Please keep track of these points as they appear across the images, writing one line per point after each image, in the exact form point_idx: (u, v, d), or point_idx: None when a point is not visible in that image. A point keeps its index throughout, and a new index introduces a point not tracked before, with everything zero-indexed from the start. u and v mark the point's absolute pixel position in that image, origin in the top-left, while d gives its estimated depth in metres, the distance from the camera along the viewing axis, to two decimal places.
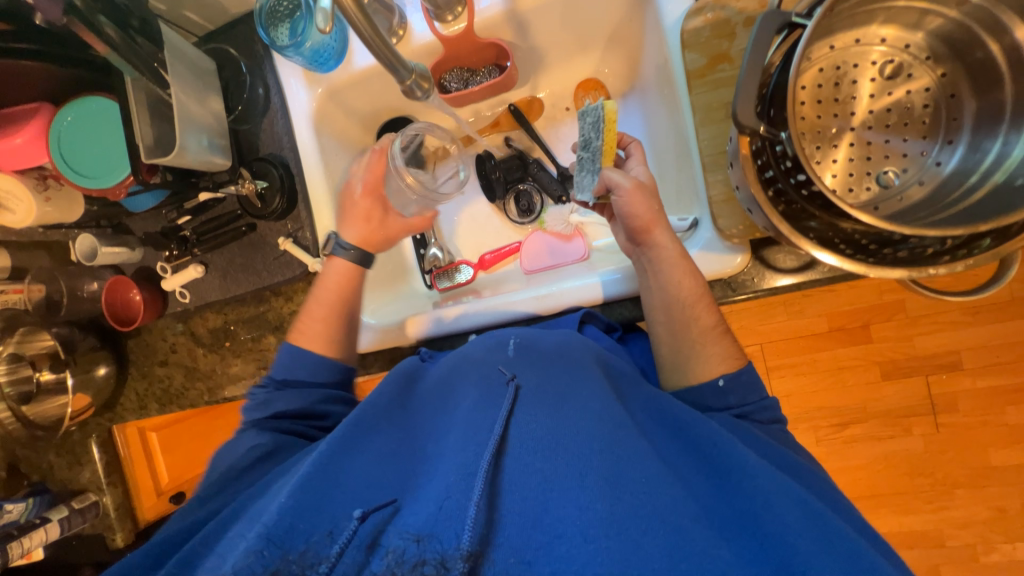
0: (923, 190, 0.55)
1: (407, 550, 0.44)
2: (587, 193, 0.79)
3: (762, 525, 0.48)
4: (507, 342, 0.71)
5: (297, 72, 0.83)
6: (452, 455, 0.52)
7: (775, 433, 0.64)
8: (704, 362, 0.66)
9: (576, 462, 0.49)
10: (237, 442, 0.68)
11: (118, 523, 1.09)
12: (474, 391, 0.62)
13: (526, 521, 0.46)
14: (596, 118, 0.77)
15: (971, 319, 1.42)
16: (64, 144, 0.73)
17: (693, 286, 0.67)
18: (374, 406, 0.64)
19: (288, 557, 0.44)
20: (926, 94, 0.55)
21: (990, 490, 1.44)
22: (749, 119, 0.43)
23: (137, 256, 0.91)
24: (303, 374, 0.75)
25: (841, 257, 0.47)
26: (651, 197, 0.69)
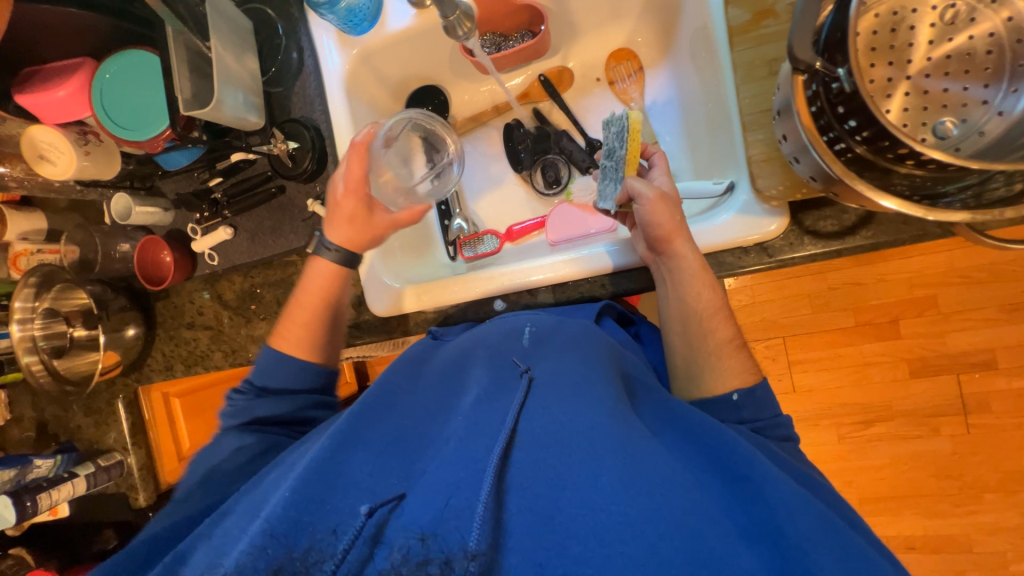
0: (985, 138, 0.49)
1: (411, 549, 0.44)
2: (610, 202, 0.78)
3: (784, 536, 0.44)
4: (522, 330, 0.71)
5: (330, 32, 0.84)
6: (457, 446, 0.52)
7: (785, 450, 0.62)
8: (718, 376, 0.65)
9: (588, 460, 0.48)
10: (218, 444, 0.67)
11: (141, 483, 1.06)
12: (485, 376, 0.62)
13: (536, 519, 0.45)
14: (621, 126, 0.78)
15: (1007, 316, 1.36)
16: (107, 97, 0.75)
17: (710, 300, 0.67)
18: (382, 393, 0.63)
19: (292, 554, 0.43)
20: (989, 39, 0.49)
21: (1021, 496, 1.38)
22: (806, 52, 0.43)
23: (169, 218, 0.92)
24: (291, 380, 0.71)
25: (902, 203, 0.46)
26: (674, 207, 0.68)
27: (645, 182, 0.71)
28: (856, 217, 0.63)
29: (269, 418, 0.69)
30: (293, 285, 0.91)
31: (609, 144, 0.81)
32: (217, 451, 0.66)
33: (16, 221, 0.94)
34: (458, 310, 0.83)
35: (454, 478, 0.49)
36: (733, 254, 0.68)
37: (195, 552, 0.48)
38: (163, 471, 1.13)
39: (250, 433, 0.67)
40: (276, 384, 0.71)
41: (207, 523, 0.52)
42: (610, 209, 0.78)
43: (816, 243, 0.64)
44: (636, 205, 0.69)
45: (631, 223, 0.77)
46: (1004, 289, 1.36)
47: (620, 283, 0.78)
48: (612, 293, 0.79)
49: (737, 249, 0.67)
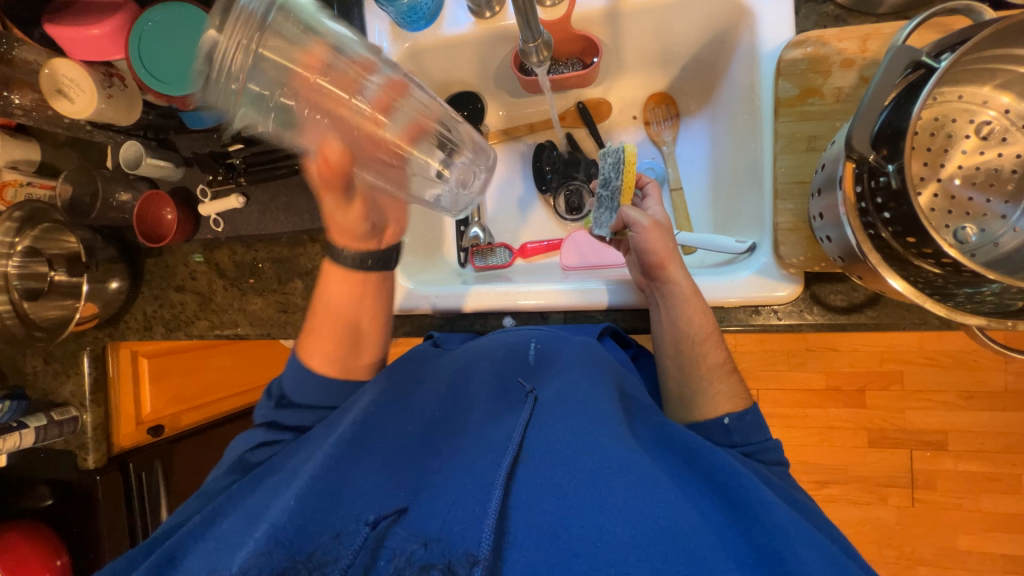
0: (999, 250, 0.52)
1: (415, 553, 0.46)
2: (604, 229, 0.81)
3: (779, 554, 0.45)
4: (528, 345, 0.71)
5: (384, 23, 0.83)
6: (466, 461, 0.55)
7: (777, 473, 0.63)
8: (710, 399, 0.67)
9: (592, 484, 0.48)
10: (235, 444, 0.69)
11: (94, 444, 1.03)
12: (488, 397, 0.65)
13: (545, 536, 0.46)
14: (616, 159, 0.79)
15: (962, 402, 1.45)
16: (145, 45, 0.72)
17: (702, 325, 0.68)
18: (380, 405, 0.63)
19: (295, 557, 0.45)
20: (1017, 160, 0.53)
21: (951, 571, 1.46)
22: (863, 143, 0.45)
23: (178, 175, 0.90)
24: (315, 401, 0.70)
25: (909, 287, 0.49)
26: (668, 236, 0.71)
27: (640, 212, 0.74)
28: (865, 296, 0.66)
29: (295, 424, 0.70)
30: (297, 267, 0.90)
31: (605, 173, 0.82)
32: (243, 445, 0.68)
33: (8, 149, 0.88)
34: (465, 317, 0.82)
35: (458, 494, 0.51)
36: (743, 311, 0.70)
37: (203, 541, 0.49)
38: (118, 433, 1.08)
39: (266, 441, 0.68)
40: (300, 399, 0.70)
41: (197, 523, 0.52)
42: (605, 235, 0.82)
43: (824, 313, 0.67)
44: (631, 232, 0.72)
45: (625, 250, 0.81)
46: (964, 378, 1.44)
47: (631, 321, 0.79)
48: (607, 319, 0.78)
49: (747, 307, 0.69)
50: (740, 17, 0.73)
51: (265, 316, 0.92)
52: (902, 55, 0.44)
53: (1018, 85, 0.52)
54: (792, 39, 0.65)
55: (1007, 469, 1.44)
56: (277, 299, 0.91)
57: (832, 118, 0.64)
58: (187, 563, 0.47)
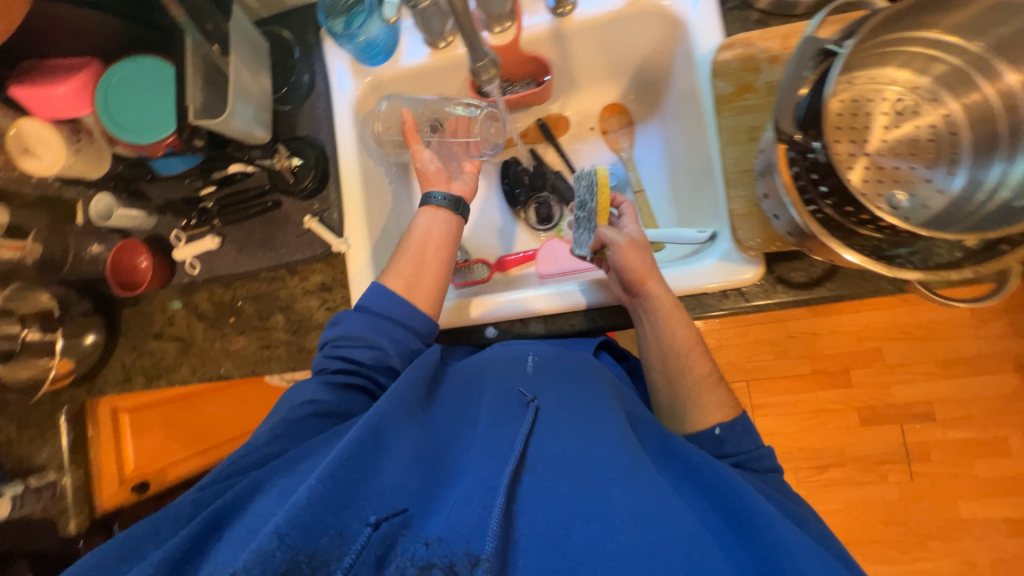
0: (929, 211, 0.56)
1: (417, 553, 0.47)
2: (584, 248, 0.82)
3: (779, 564, 0.47)
4: (527, 358, 0.70)
5: (345, 61, 0.87)
6: (474, 468, 0.54)
7: (771, 480, 0.66)
8: (702, 412, 0.70)
9: (595, 494, 0.50)
10: (298, 389, 0.70)
11: (74, 507, 0.99)
12: (493, 404, 0.62)
13: (547, 542, 0.47)
14: (590, 182, 0.84)
15: (942, 370, 1.49)
16: (110, 98, 0.74)
17: (685, 336, 0.71)
18: (396, 400, 0.60)
19: (298, 558, 0.44)
20: (931, 130, 0.58)
21: (960, 543, 1.46)
22: (788, 124, 0.49)
23: (151, 223, 0.91)
24: (399, 314, 0.73)
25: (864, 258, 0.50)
26: (645, 253, 0.72)
27: (617, 231, 0.76)
28: (822, 270, 0.69)
29: (367, 356, 0.71)
30: (277, 301, 0.90)
31: (580, 196, 0.86)
32: (301, 392, 0.70)
33: None
34: (450, 333, 0.83)
35: (465, 498, 0.50)
36: (714, 296, 0.72)
37: (222, 538, 0.51)
38: (101, 494, 1.05)
39: (327, 389, 0.69)
40: (387, 310, 0.73)
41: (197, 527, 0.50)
42: (585, 255, 0.82)
43: (788, 291, 0.70)
44: (608, 251, 0.74)
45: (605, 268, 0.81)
46: (940, 347, 1.49)
47: (608, 318, 0.79)
48: (591, 327, 0.80)
49: (718, 292, 0.72)
50: (674, 28, 0.79)
51: (248, 354, 0.91)
52: (810, 45, 0.49)
53: (918, 61, 0.57)
54: (721, 43, 0.71)
55: (995, 432, 1.47)
56: (259, 335, 0.91)
57: (767, 109, 0.69)
58: (206, 564, 0.48)
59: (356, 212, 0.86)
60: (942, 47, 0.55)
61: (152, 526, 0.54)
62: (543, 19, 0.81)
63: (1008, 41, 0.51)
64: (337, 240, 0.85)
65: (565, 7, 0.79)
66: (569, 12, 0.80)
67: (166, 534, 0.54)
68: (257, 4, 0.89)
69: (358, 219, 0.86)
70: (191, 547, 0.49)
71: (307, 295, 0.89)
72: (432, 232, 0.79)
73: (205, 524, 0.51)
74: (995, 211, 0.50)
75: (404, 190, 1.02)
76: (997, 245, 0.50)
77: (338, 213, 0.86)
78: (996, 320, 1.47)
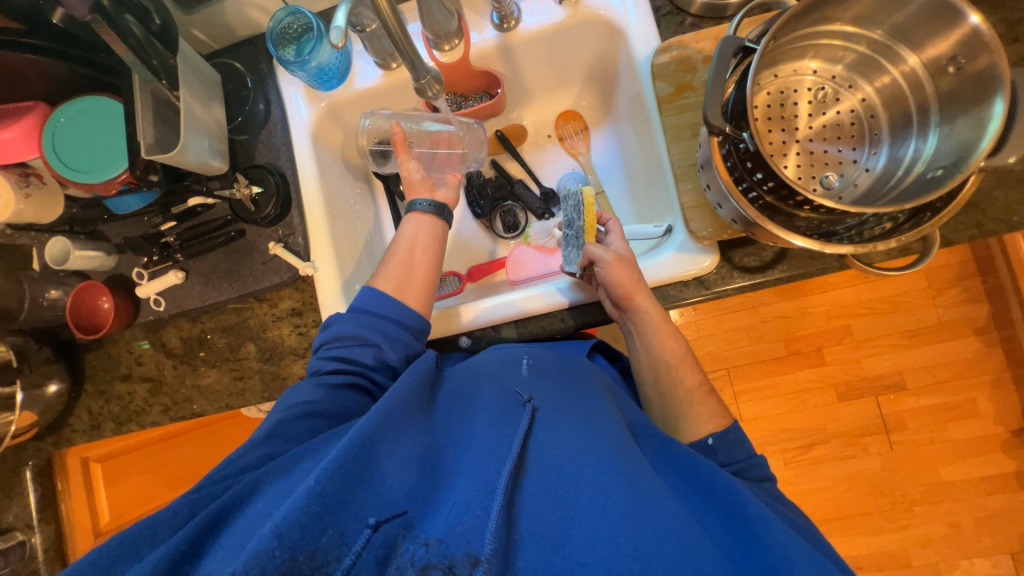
0: (859, 189, 0.61)
1: (416, 553, 0.47)
2: (573, 266, 0.80)
3: (777, 566, 0.48)
4: (520, 361, 0.71)
5: (299, 88, 0.89)
6: (473, 468, 0.53)
7: (768, 490, 0.66)
8: (693, 421, 0.71)
9: (596, 493, 0.50)
10: (294, 391, 0.69)
11: (45, 568, 0.95)
12: (491, 405, 0.62)
13: (547, 543, 0.48)
14: (576, 202, 0.85)
15: (908, 341, 1.55)
16: (59, 141, 0.74)
17: (675, 349, 0.74)
18: (399, 402, 0.58)
19: (297, 558, 0.43)
20: (852, 114, 0.62)
21: (944, 507, 1.51)
22: (717, 118, 0.51)
23: (111, 263, 0.88)
24: (393, 314, 0.73)
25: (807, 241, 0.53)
26: (631, 267, 0.72)
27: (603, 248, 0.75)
28: (773, 253, 0.73)
29: (362, 357, 0.70)
30: (247, 331, 0.89)
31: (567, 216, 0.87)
32: (299, 393, 0.68)
33: None
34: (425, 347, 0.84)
35: (464, 498, 0.50)
36: (675, 287, 0.75)
37: (217, 545, 0.48)
38: (73, 549, 0.99)
39: (323, 390, 0.68)
40: (381, 311, 0.73)
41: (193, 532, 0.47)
42: (574, 273, 0.80)
43: (743, 276, 0.73)
44: (596, 268, 0.73)
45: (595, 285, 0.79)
46: (903, 318, 1.55)
47: (578, 317, 0.81)
48: (564, 327, 0.81)
49: (678, 283, 0.75)
50: (615, 35, 0.83)
51: (221, 387, 0.89)
52: (729, 44, 0.52)
53: (828, 52, 0.62)
54: (658, 47, 0.75)
55: (963, 395, 1.53)
56: (232, 367, 0.89)
57: None
58: (206, 566, 0.46)
59: (322, 234, 0.87)
60: (847, 37, 0.60)
61: (149, 523, 0.50)
62: (489, 35, 0.84)
63: (904, 28, 0.55)
64: (303, 264, 0.84)
65: (510, 22, 0.82)
66: (513, 27, 0.83)
67: (165, 535, 0.50)
68: (206, 37, 0.89)
69: (326, 237, 0.87)
70: (191, 546, 0.47)
71: (278, 322, 0.88)
72: (417, 237, 0.80)
73: (209, 521, 0.48)
74: (918, 178, 0.55)
75: (369, 210, 1.02)
76: (921, 214, 0.52)
77: (304, 237, 0.86)
78: (953, 287, 1.53)
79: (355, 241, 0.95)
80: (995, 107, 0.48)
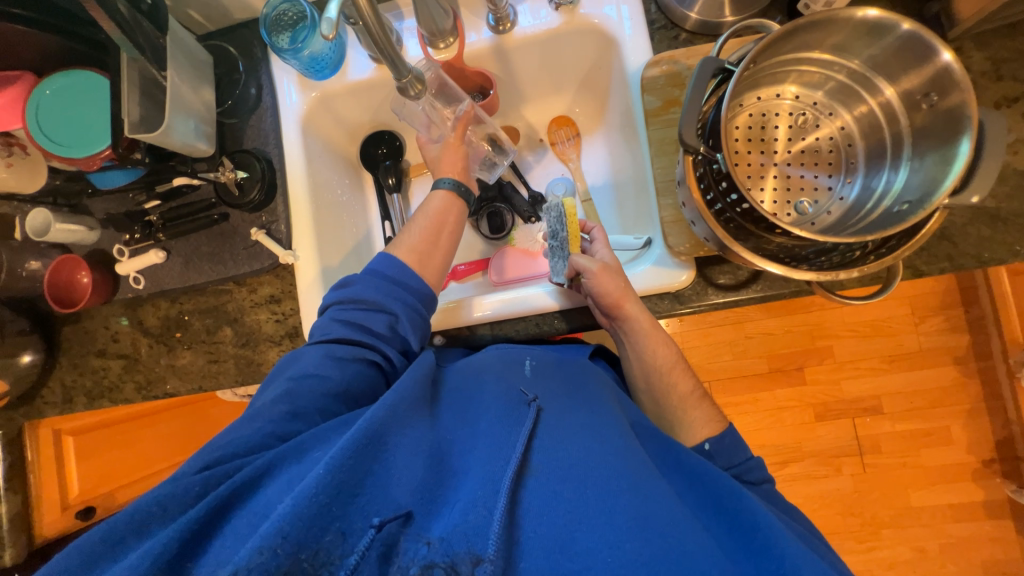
0: (831, 217, 0.61)
1: (418, 552, 0.44)
2: (560, 276, 0.80)
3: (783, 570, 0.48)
4: (523, 362, 0.72)
5: (291, 75, 0.89)
6: (478, 467, 0.52)
7: (766, 493, 0.66)
8: (689, 428, 0.71)
9: (604, 498, 0.49)
10: (299, 358, 0.67)
11: (10, 537, 0.94)
12: (495, 403, 0.61)
13: (554, 545, 0.46)
14: (557, 213, 0.84)
15: (888, 366, 1.56)
16: (42, 114, 0.73)
17: (666, 356, 0.74)
18: (405, 396, 0.58)
19: (299, 556, 0.42)
20: (830, 141, 0.63)
21: (910, 531, 1.53)
22: (691, 138, 0.52)
23: (93, 237, 0.88)
24: (417, 287, 0.74)
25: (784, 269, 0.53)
26: (618, 277, 0.72)
27: (589, 258, 0.75)
28: (748, 273, 0.73)
29: (375, 329, 0.70)
30: (225, 315, 0.89)
31: (551, 227, 0.86)
32: (304, 359, 0.66)
33: None
34: None
35: (470, 497, 0.49)
36: (650, 301, 0.76)
37: (219, 537, 0.46)
38: (40, 524, 1.00)
39: (330, 362, 0.65)
40: (406, 281, 0.73)
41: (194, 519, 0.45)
42: (562, 284, 0.80)
43: (717, 293, 0.74)
44: (582, 279, 0.73)
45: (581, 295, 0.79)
46: (884, 343, 1.57)
47: (555, 322, 0.81)
48: (540, 332, 0.82)
49: (653, 296, 0.76)
50: (609, 45, 0.83)
51: (195, 369, 0.89)
52: (708, 65, 0.52)
53: (809, 78, 0.62)
54: (649, 60, 0.75)
55: (939, 423, 1.54)
56: (207, 350, 0.89)
57: None
58: (203, 564, 0.45)
59: (306, 224, 0.87)
60: (826, 64, 0.60)
61: (130, 521, 0.47)
62: (485, 36, 0.84)
63: (880, 60, 0.56)
64: (285, 252, 0.84)
65: (505, 24, 0.82)
66: (508, 30, 0.83)
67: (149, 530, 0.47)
68: (201, 17, 0.88)
69: (309, 227, 0.87)
70: (198, 530, 0.46)
71: (256, 308, 0.88)
72: (442, 212, 0.80)
73: (215, 507, 0.47)
74: (884, 215, 0.55)
75: (358, 202, 1.03)
76: (879, 248, 0.54)
77: (286, 225, 0.86)
78: (935, 316, 1.55)
79: (341, 231, 0.96)
80: (962, 145, 0.49)
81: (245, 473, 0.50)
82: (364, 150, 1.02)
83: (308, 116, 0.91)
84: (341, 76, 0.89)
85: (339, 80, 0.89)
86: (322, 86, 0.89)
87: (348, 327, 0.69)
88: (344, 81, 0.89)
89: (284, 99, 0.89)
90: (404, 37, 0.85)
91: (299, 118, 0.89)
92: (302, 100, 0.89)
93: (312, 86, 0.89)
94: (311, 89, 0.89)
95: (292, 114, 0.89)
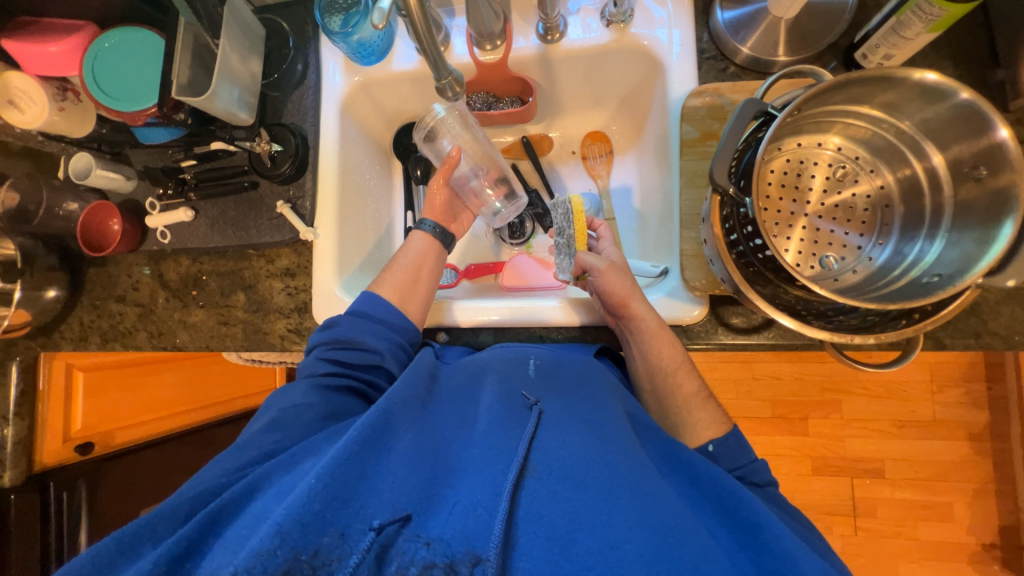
0: (856, 276, 0.60)
1: (417, 553, 0.45)
2: (565, 273, 0.84)
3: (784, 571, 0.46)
4: (528, 360, 0.70)
5: (338, 58, 0.90)
6: (474, 472, 0.53)
7: (769, 495, 0.65)
8: (693, 428, 0.69)
9: (602, 505, 0.48)
10: (289, 391, 0.69)
11: (11, 459, 0.99)
12: (494, 403, 0.61)
13: (554, 544, 0.46)
14: (564, 209, 0.84)
15: (896, 430, 1.51)
16: (98, 65, 0.76)
17: (671, 356, 0.70)
18: (400, 398, 0.60)
19: (299, 557, 0.43)
20: (867, 199, 0.61)
21: None
22: (722, 178, 0.51)
23: (129, 187, 0.91)
24: (400, 323, 0.74)
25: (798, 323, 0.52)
26: (625, 276, 0.73)
27: (597, 257, 0.77)
28: (763, 318, 0.72)
29: (358, 363, 0.71)
30: (241, 280, 0.91)
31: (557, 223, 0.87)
32: (293, 392, 0.68)
33: None
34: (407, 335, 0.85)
35: (470, 498, 0.49)
36: None
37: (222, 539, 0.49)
38: (41, 450, 1.06)
39: (318, 394, 0.68)
40: (382, 317, 0.73)
41: (193, 531, 0.48)
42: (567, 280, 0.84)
43: (727, 333, 0.72)
44: (590, 277, 0.74)
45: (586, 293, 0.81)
46: (896, 407, 1.51)
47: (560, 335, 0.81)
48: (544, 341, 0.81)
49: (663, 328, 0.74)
50: (655, 69, 0.82)
51: (205, 328, 0.92)
52: (751, 105, 0.51)
53: (854, 131, 0.61)
54: (693, 90, 0.74)
55: (944, 497, 1.48)
56: (219, 311, 0.92)
57: None
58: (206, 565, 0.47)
59: (330, 204, 0.88)
60: (873, 120, 0.58)
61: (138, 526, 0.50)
62: (532, 44, 0.84)
63: (932, 124, 0.54)
64: (307, 229, 0.86)
65: (554, 34, 0.82)
66: (557, 40, 0.83)
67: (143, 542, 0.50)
68: None
69: (332, 206, 0.88)
70: (192, 544, 0.48)
71: (270, 279, 0.90)
72: (422, 252, 0.81)
73: (205, 524, 0.49)
74: (910, 285, 0.54)
75: (384, 188, 1.05)
76: (899, 318, 0.52)
77: (311, 203, 0.87)
78: (954, 387, 1.49)
79: (364, 216, 0.97)
80: (1003, 228, 0.48)
81: (239, 488, 0.52)
82: (398, 140, 1.04)
83: (348, 100, 0.92)
84: (386, 65, 0.90)
85: (383, 69, 0.91)
86: (366, 71, 0.90)
87: (331, 365, 0.71)
88: (388, 70, 0.90)
89: (328, 80, 0.90)
90: (452, 34, 0.85)
91: (339, 101, 0.91)
92: (345, 84, 0.90)
93: (355, 70, 0.90)
94: (355, 73, 0.91)
95: (332, 95, 0.90)
